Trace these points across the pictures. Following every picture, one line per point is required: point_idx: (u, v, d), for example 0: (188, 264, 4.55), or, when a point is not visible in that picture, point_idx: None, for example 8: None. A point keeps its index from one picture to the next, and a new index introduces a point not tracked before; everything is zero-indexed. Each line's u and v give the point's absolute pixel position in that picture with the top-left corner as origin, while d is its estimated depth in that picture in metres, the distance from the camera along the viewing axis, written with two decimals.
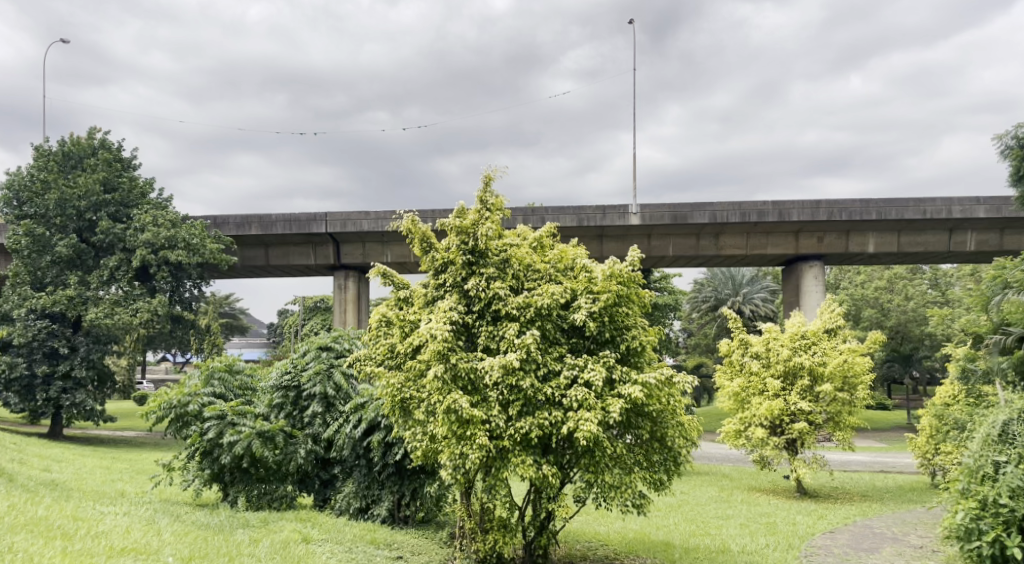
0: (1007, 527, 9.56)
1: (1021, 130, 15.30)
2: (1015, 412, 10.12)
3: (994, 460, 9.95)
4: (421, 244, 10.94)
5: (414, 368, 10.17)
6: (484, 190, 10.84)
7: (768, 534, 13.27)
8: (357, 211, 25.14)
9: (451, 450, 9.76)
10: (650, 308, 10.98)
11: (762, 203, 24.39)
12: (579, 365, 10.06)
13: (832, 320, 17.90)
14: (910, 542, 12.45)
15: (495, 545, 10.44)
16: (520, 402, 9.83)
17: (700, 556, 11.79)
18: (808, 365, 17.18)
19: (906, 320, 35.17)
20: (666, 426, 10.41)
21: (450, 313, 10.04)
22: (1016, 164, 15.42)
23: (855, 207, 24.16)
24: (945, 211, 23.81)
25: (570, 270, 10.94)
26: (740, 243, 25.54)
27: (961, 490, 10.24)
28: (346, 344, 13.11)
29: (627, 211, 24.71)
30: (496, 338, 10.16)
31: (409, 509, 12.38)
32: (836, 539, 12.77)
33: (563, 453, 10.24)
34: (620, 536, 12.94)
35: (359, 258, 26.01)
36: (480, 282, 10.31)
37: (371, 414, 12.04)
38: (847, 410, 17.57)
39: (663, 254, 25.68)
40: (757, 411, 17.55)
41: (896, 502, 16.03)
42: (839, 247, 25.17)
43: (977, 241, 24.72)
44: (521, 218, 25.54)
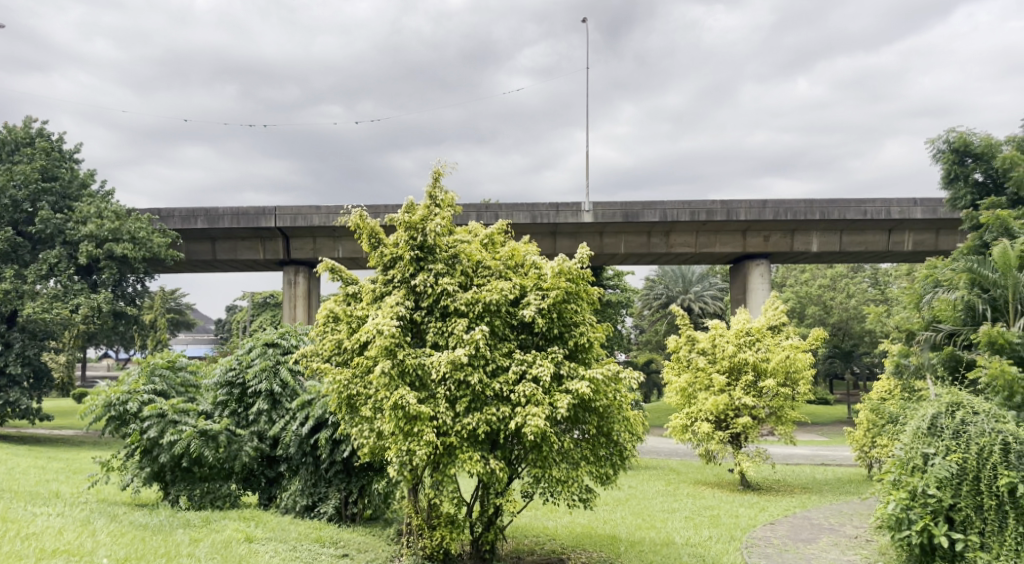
0: (935, 516, 9.95)
1: (952, 134, 15.79)
2: (943, 406, 10.46)
3: (923, 452, 10.27)
4: (370, 239, 10.90)
5: (362, 364, 10.16)
6: (433, 186, 10.83)
7: (712, 526, 13.56)
8: (307, 206, 24.88)
9: (397, 446, 9.75)
10: (599, 304, 11.11)
11: (710, 202, 24.82)
12: (527, 361, 10.15)
13: (776, 317, 18.33)
14: (845, 532, 12.86)
15: (442, 542, 10.46)
16: (468, 398, 9.88)
17: (644, 549, 11.98)
18: (751, 361, 17.54)
19: (847, 318, 36.11)
20: (613, 421, 10.55)
21: (397, 309, 10.07)
22: (947, 168, 15.89)
23: (799, 207, 24.73)
24: (884, 212, 24.48)
25: (520, 267, 11.02)
26: (689, 241, 25.91)
27: (893, 482, 10.57)
28: (293, 340, 13.02)
29: (579, 208, 24.87)
30: (444, 334, 10.18)
31: (356, 507, 12.39)
32: (776, 530, 13.10)
33: (511, 448, 10.34)
34: (568, 530, 13.08)
35: (310, 253, 25.81)
36: (428, 278, 10.33)
37: (319, 411, 11.97)
38: (789, 404, 18.02)
39: (615, 251, 25.99)
40: (703, 406, 17.90)
41: (833, 494, 16.56)
42: (785, 246, 25.71)
43: (914, 241, 25.49)
44: (475, 214, 25.62)
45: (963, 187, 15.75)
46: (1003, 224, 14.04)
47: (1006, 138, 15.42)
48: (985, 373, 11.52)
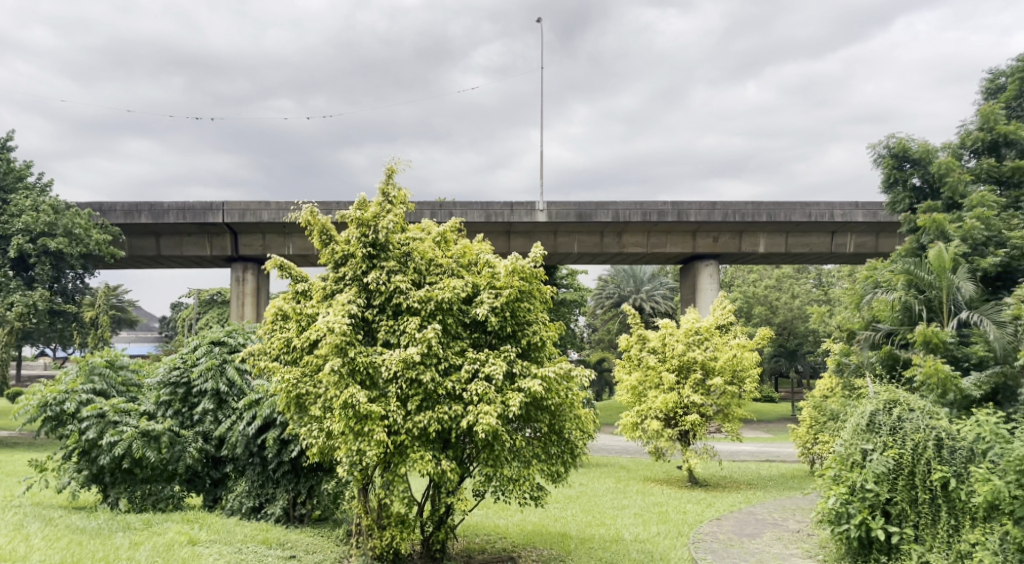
0: (872, 510, 10.25)
1: (892, 139, 16.18)
2: (881, 404, 10.71)
3: (862, 448, 10.55)
4: (320, 236, 10.83)
5: (311, 363, 10.08)
6: (386, 182, 10.81)
7: (660, 522, 13.76)
8: (256, 202, 24.58)
9: (348, 445, 9.69)
10: (551, 303, 11.18)
11: (661, 202, 25.15)
12: (480, 360, 10.18)
13: (724, 316, 18.68)
14: (788, 527, 13.15)
15: (392, 542, 10.40)
16: (419, 397, 9.84)
17: (594, 546, 12.13)
18: (700, 359, 17.84)
19: (792, 317, 36.97)
20: (565, 419, 10.65)
21: (349, 307, 10.01)
22: (887, 173, 16.29)
23: (747, 209, 25.18)
24: (827, 215, 25.09)
25: (473, 266, 11.06)
26: (641, 241, 26.21)
27: (833, 477, 10.84)
28: (240, 338, 12.86)
29: (534, 208, 25.01)
30: (396, 333, 10.14)
31: (304, 507, 12.34)
32: (721, 525, 13.32)
33: (462, 447, 10.37)
34: (519, 528, 13.17)
35: (259, 250, 25.54)
36: (380, 275, 10.27)
37: (267, 411, 11.83)
38: (735, 402, 18.36)
39: (569, 250, 26.19)
40: (653, 404, 18.10)
41: (777, 489, 16.93)
42: (732, 248, 26.19)
43: (855, 243, 26.16)
44: (429, 212, 25.59)
45: (901, 192, 16.19)
46: (939, 227, 14.49)
47: (942, 145, 15.91)
48: (920, 371, 11.91)
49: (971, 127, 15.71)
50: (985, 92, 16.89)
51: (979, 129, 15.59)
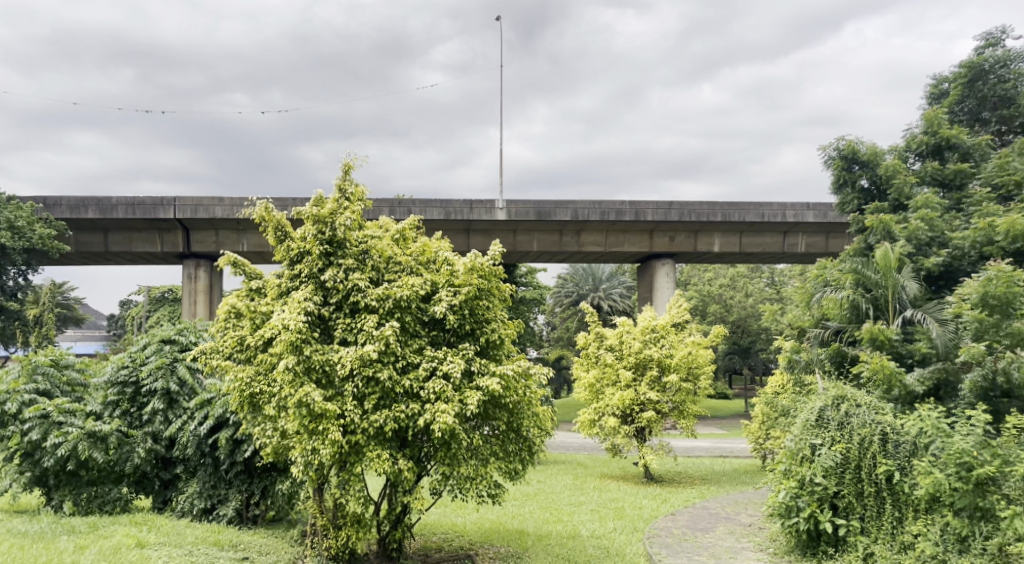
0: (820, 503, 10.47)
1: (842, 141, 16.47)
2: (830, 400, 11.03)
3: (811, 443, 10.79)
4: (275, 232, 10.73)
5: (266, 361, 9.97)
6: (343, 179, 10.74)
7: (616, 518, 13.90)
8: (208, 197, 24.23)
9: (302, 445, 9.60)
10: (510, 301, 11.22)
11: (619, 202, 25.34)
12: (438, 358, 10.17)
13: (680, 314, 18.92)
14: (741, 521, 13.35)
15: (348, 541, 10.32)
16: (377, 395, 9.79)
17: (551, 542, 12.20)
18: (657, 357, 18.02)
19: (745, 315, 37.60)
20: (523, 417, 10.69)
21: (304, 304, 9.91)
22: (836, 174, 16.56)
23: (703, 209, 25.52)
24: (780, 216, 25.50)
25: (432, 263, 11.04)
26: (599, 240, 26.39)
27: (784, 472, 11.06)
28: (191, 336, 12.69)
29: (493, 206, 25.01)
30: (353, 331, 10.07)
31: (258, 508, 12.22)
32: (676, 520, 13.49)
33: (420, 446, 10.37)
34: (476, 526, 13.16)
35: (212, 247, 25.20)
36: (337, 273, 10.19)
37: (219, 411, 11.69)
38: (690, 399, 18.58)
39: (528, 248, 26.27)
40: (610, 401, 18.22)
41: (731, 484, 17.21)
42: (688, 247, 26.48)
43: (806, 243, 26.64)
44: (387, 209, 25.45)
45: (851, 193, 16.49)
46: (885, 228, 14.84)
47: (889, 147, 16.28)
48: (867, 367, 12.23)
49: (917, 131, 16.11)
50: (929, 96, 17.35)
51: (924, 132, 16.00)
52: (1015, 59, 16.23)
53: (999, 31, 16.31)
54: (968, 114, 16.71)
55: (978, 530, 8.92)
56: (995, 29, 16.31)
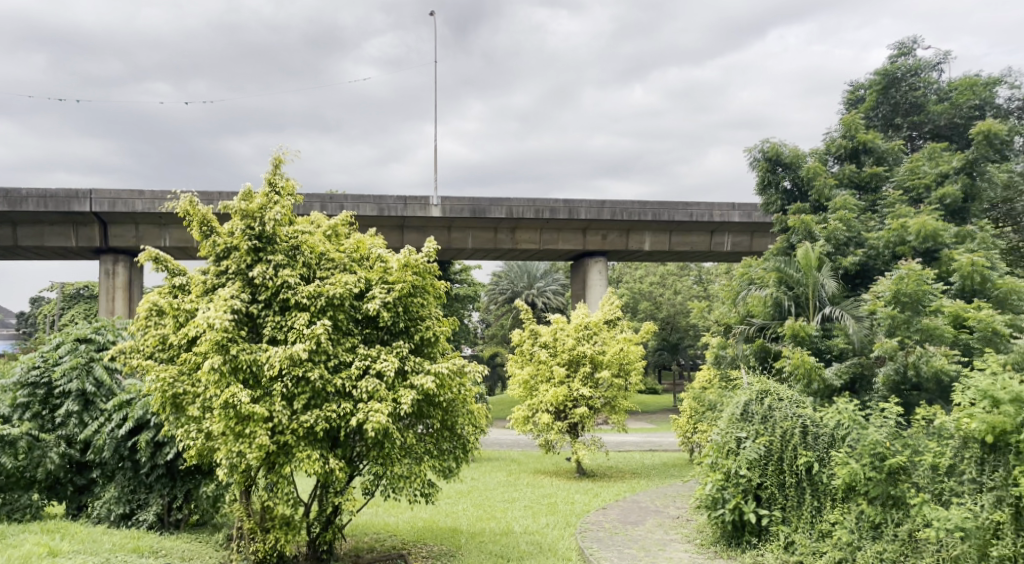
0: (745, 495, 10.82)
1: (767, 144, 16.97)
2: (754, 394, 11.43)
3: (737, 436, 11.17)
4: (201, 228, 10.55)
5: (190, 361, 9.80)
6: (273, 173, 10.64)
7: (549, 514, 14.08)
8: (128, 191, 23.58)
9: (227, 447, 9.46)
10: (445, 298, 11.28)
11: (554, 200, 25.59)
12: (371, 356, 10.16)
13: (612, 312, 19.24)
14: (669, 513, 13.71)
15: (276, 544, 10.19)
16: (307, 395, 9.73)
17: (484, 540, 12.31)
18: (590, 354, 18.30)
19: (674, 312, 38.53)
20: (457, 415, 10.78)
21: (231, 302, 9.73)
22: (761, 175, 17.05)
23: (633, 208, 25.95)
24: (707, 215, 26.14)
25: (366, 260, 11.02)
26: (533, 237, 26.60)
27: (711, 465, 11.41)
28: (109, 336, 12.43)
29: (428, 202, 24.99)
30: (283, 329, 9.99)
31: (180, 512, 12.04)
32: (608, 514, 13.75)
33: (352, 446, 10.34)
34: (409, 525, 13.19)
35: (131, 242, 24.48)
36: (266, 269, 10.07)
37: (139, 413, 11.47)
38: (622, 394, 18.94)
39: (462, 246, 26.29)
40: (544, 398, 18.40)
41: (660, 478, 17.64)
42: (620, 245, 26.90)
43: (732, 242, 27.36)
44: (318, 204, 25.16)
45: (774, 194, 17.05)
46: (806, 228, 15.39)
47: (810, 150, 16.82)
48: (790, 362, 12.69)
49: (836, 135, 16.72)
50: (847, 102, 18.06)
51: (842, 136, 16.62)
52: (924, 68, 17.11)
53: (911, 41, 17.09)
54: (881, 120, 17.43)
55: (890, 518, 9.28)
56: (907, 40, 17.09)
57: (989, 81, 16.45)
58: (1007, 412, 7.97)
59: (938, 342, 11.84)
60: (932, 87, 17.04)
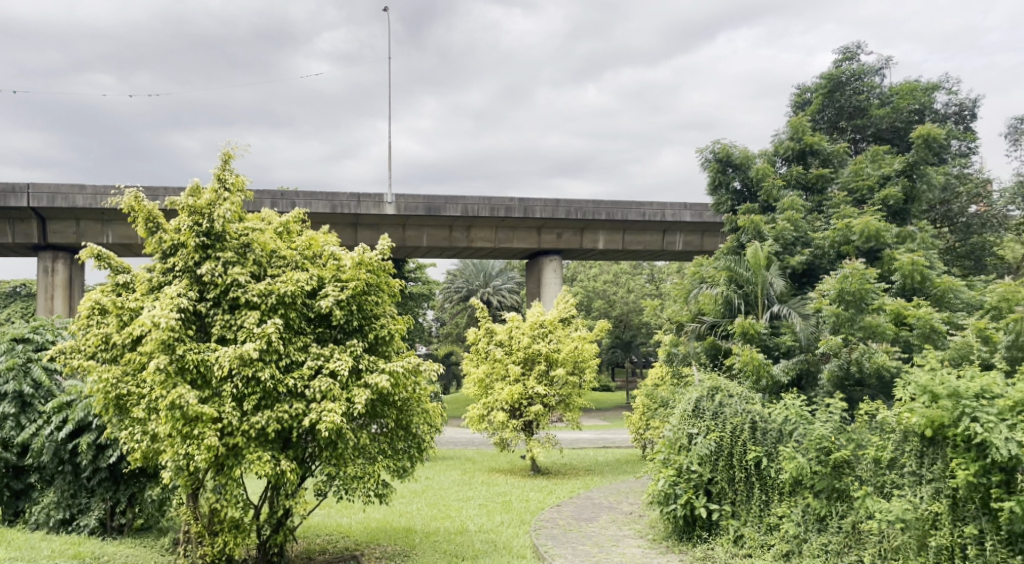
0: (696, 490, 11.08)
1: (718, 145, 17.26)
2: (705, 391, 11.65)
3: (688, 432, 11.45)
4: (146, 224, 10.35)
5: (134, 361, 9.61)
6: (222, 168, 10.49)
7: (504, 512, 14.15)
8: (68, 186, 23.04)
9: (174, 449, 9.31)
10: (400, 296, 11.27)
11: (509, 198, 25.66)
12: (324, 356, 10.09)
13: (567, 310, 19.37)
14: (622, 509, 13.90)
15: (224, 548, 10.05)
16: (257, 395, 9.64)
17: (439, 539, 12.33)
18: (545, 352, 18.40)
19: (627, 310, 39.07)
20: (412, 414, 10.79)
21: (178, 300, 9.57)
22: (712, 176, 17.34)
23: (588, 207, 26.16)
24: (659, 214, 26.49)
25: (318, 258, 10.94)
26: (488, 235, 26.64)
27: (662, 461, 11.65)
28: (48, 335, 12.36)
29: (382, 200, 24.84)
30: (232, 328, 9.87)
31: (124, 517, 11.89)
32: (562, 511, 13.87)
33: (304, 447, 10.27)
34: (362, 526, 13.15)
35: (72, 238, 23.93)
36: (215, 267, 9.93)
37: (80, 414, 11.20)
38: (576, 392, 19.10)
39: (417, 244, 26.19)
40: (499, 396, 18.46)
41: (613, 474, 17.86)
42: (575, 244, 27.09)
43: (683, 241, 27.74)
44: (269, 201, 24.86)
45: (724, 195, 17.33)
46: (756, 227, 15.67)
47: (759, 151, 17.14)
48: (739, 359, 12.98)
49: (784, 136, 17.06)
50: (794, 105, 18.47)
51: (790, 138, 16.96)
52: (867, 73, 17.64)
53: (855, 46, 17.53)
54: (827, 123, 17.86)
55: (835, 510, 9.54)
56: (851, 45, 17.55)
57: (928, 87, 17.17)
58: (945, 407, 8.14)
59: (880, 339, 12.27)
60: (875, 91, 17.56)
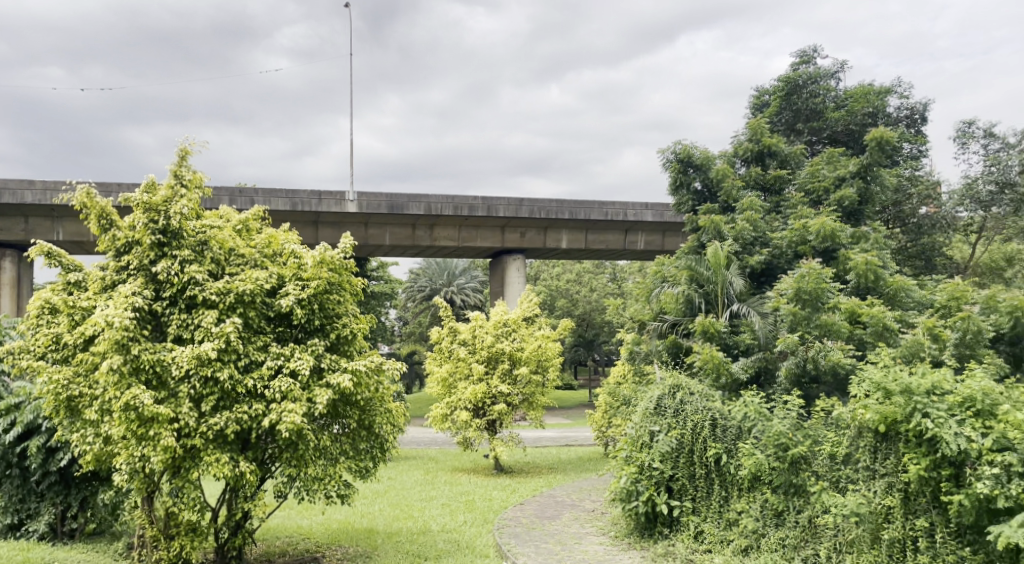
0: (657, 487, 11.25)
1: (678, 145, 17.44)
2: (667, 388, 11.80)
3: (650, 430, 11.60)
4: (98, 221, 10.15)
5: (87, 361, 9.44)
6: (179, 164, 10.35)
7: (466, 511, 14.17)
8: (17, 181, 22.54)
9: (129, 451, 9.17)
10: (362, 296, 11.22)
11: (472, 197, 25.65)
12: (284, 356, 10.00)
13: (530, 309, 19.42)
14: (584, 507, 14.00)
15: (181, 552, 9.90)
16: (215, 396, 9.53)
17: (401, 539, 12.31)
18: (508, 350, 18.44)
19: (590, 309, 39.33)
20: (374, 414, 10.76)
21: (132, 299, 9.42)
22: (673, 176, 17.52)
23: (551, 207, 26.27)
24: (621, 214, 26.68)
25: (278, 256, 10.84)
26: (451, 234, 26.60)
27: (625, 458, 11.79)
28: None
29: (343, 197, 24.68)
30: (189, 327, 9.74)
31: (75, 521, 11.66)
32: (525, 509, 13.92)
33: (263, 448, 10.17)
34: (323, 527, 13.08)
35: (20, 235, 23.40)
36: (171, 266, 9.78)
37: (30, 417, 10.95)
38: (539, 390, 19.17)
39: (379, 242, 26.05)
40: (462, 395, 18.45)
41: (576, 472, 17.98)
42: (538, 243, 27.18)
43: (645, 241, 27.97)
44: (226, 198, 24.54)
45: (685, 195, 17.51)
46: (716, 227, 15.86)
47: (719, 152, 17.37)
48: (699, 357, 13.13)
49: (743, 138, 17.32)
50: (753, 107, 18.72)
51: (749, 140, 17.20)
52: (823, 76, 17.94)
53: (812, 50, 17.84)
54: (784, 125, 18.15)
55: (792, 505, 9.68)
56: (808, 48, 17.84)
57: (881, 91, 17.50)
58: (898, 403, 8.33)
59: (835, 337, 12.50)
60: (831, 94, 17.87)
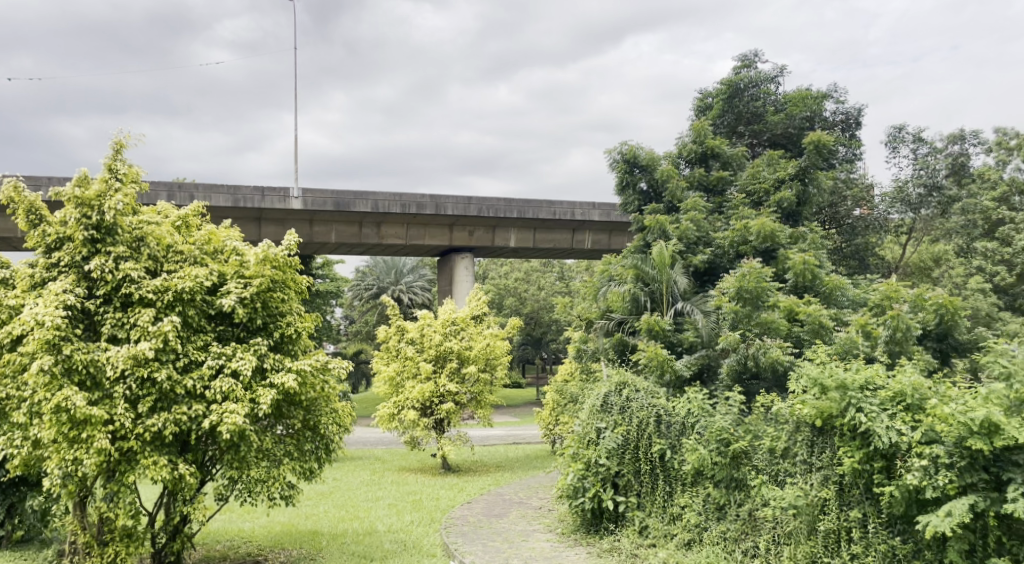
0: (603, 483, 11.29)
1: (624, 145, 17.59)
2: (613, 386, 11.90)
3: (596, 427, 11.64)
4: (27, 216, 9.83)
5: (15, 362, 9.13)
6: (113, 158, 10.09)
7: (413, 511, 14.08)
8: None
9: (61, 455, 8.91)
10: (308, 294, 11.07)
11: (420, 195, 25.52)
12: (226, 355, 9.80)
13: (478, 307, 19.40)
14: (531, 504, 14.05)
15: (116, 559, 9.62)
16: (153, 397, 9.30)
17: (345, 541, 12.16)
18: (456, 349, 18.40)
19: (538, 307, 39.49)
20: (319, 414, 10.64)
21: (64, 297, 9.15)
22: (619, 176, 17.66)
23: (499, 205, 26.34)
24: (569, 213, 26.85)
25: (219, 253, 10.63)
26: (398, 232, 26.42)
27: (572, 455, 11.82)
28: None
29: (287, 194, 24.32)
30: (124, 326, 9.49)
31: (3, 528, 11.30)
32: (472, 508, 13.90)
33: (203, 450, 9.97)
34: (265, 531, 12.86)
35: None
36: (105, 263, 9.51)
37: None
38: (487, 389, 19.17)
39: (325, 240, 25.73)
40: (409, 395, 18.32)
41: (523, 470, 18.03)
42: (486, 242, 27.21)
43: (593, 240, 28.18)
44: (165, 193, 23.98)
45: (632, 194, 17.66)
46: (661, 228, 15.97)
47: (664, 153, 17.60)
48: (644, 354, 13.22)
49: (687, 140, 17.61)
50: (696, 109, 18.98)
51: (692, 142, 17.53)
52: (763, 80, 18.29)
53: (753, 54, 18.18)
54: (726, 127, 18.44)
55: (734, 498, 9.84)
56: (749, 53, 18.17)
57: (818, 95, 17.82)
58: (834, 398, 8.53)
59: (774, 335, 12.81)
60: (771, 98, 18.24)
